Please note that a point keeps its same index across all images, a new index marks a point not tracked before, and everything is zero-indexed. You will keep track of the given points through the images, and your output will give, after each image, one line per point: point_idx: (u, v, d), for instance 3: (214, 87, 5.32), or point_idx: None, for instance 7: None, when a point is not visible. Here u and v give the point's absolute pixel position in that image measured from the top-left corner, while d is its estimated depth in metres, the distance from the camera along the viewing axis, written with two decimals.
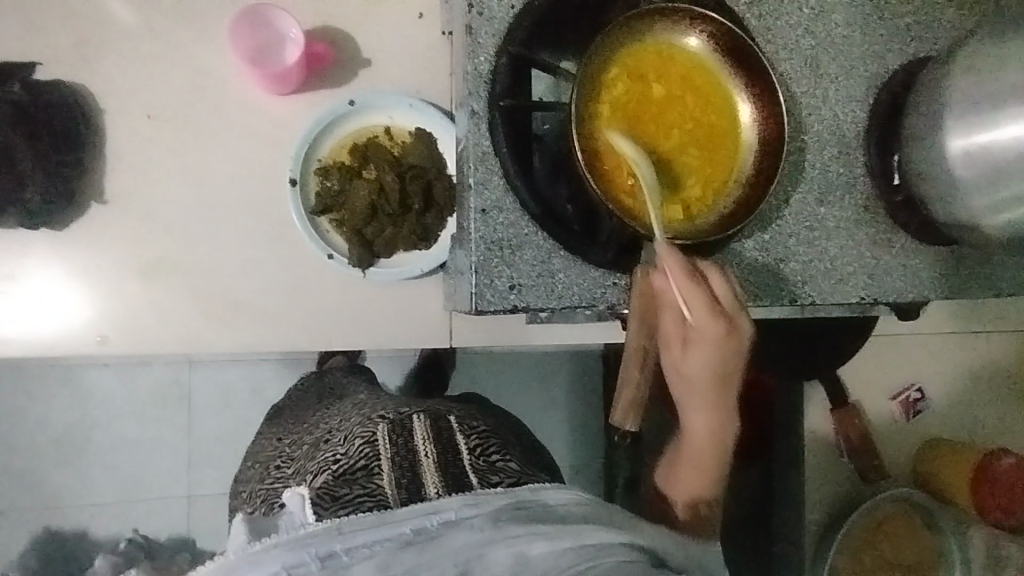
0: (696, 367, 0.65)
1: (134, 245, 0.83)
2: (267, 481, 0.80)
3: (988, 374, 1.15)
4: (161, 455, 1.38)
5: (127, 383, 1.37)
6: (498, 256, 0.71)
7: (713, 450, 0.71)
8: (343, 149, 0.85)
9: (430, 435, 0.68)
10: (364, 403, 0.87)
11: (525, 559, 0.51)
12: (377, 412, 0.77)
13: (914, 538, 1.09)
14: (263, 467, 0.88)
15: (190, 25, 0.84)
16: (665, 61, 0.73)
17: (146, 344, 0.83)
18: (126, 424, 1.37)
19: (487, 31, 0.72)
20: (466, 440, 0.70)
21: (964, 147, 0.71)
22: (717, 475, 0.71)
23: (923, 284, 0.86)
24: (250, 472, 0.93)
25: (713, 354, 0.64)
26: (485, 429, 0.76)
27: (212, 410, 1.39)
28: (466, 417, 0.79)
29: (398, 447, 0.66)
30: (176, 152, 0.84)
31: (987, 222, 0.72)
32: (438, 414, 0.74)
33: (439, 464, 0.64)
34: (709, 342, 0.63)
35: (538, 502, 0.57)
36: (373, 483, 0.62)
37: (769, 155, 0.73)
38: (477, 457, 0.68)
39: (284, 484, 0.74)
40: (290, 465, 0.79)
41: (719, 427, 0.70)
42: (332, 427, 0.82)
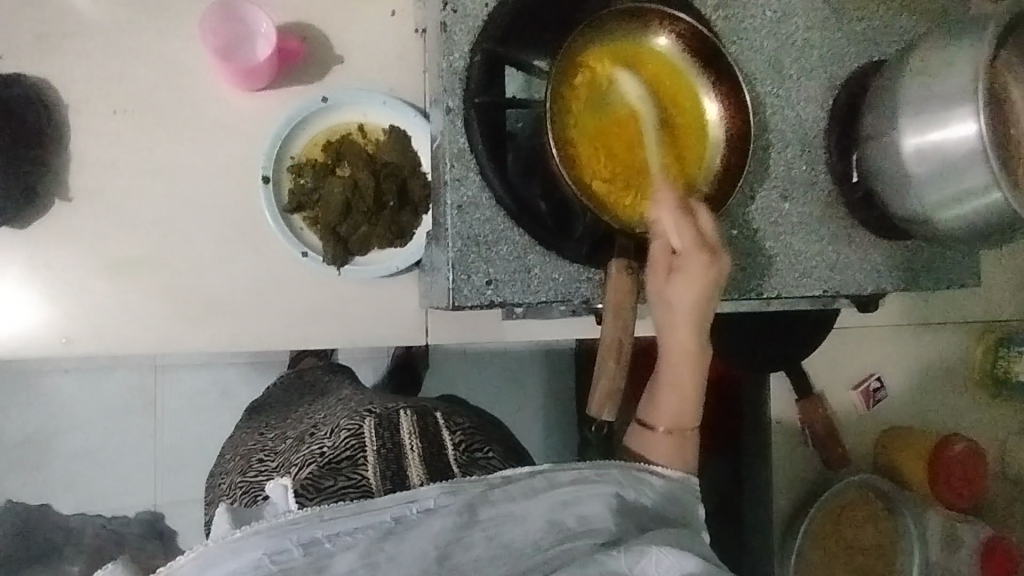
0: (680, 294, 0.68)
1: (100, 243, 0.81)
2: (248, 474, 0.79)
3: (941, 364, 1.21)
4: (128, 462, 1.35)
5: (93, 388, 1.33)
6: (475, 251, 0.72)
7: (688, 391, 0.71)
8: (315, 146, 0.85)
9: (417, 431, 0.69)
10: (349, 399, 0.87)
11: (503, 545, 0.54)
12: (364, 407, 0.77)
13: (875, 523, 1.13)
14: (243, 460, 0.86)
15: (156, 18, 0.83)
16: (634, 59, 0.74)
17: (113, 345, 0.81)
18: (92, 430, 1.33)
19: (461, 29, 0.73)
20: (452, 436, 0.71)
21: (916, 145, 0.74)
22: (691, 419, 0.71)
23: (881, 277, 0.90)
24: (225, 469, 0.91)
25: (696, 281, 0.68)
26: (470, 425, 0.78)
27: (180, 413, 1.36)
28: (452, 414, 0.80)
29: (384, 439, 0.67)
30: (145, 148, 0.82)
31: (940, 216, 0.76)
32: (425, 409, 0.74)
33: (424, 458, 0.66)
34: (693, 267, 0.67)
35: (519, 483, 0.56)
36: (358, 474, 0.63)
37: (737, 153, 0.75)
38: (462, 451, 0.70)
39: (269, 476, 0.73)
40: (272, 459, 0.78)
41: (695, 365, 0.71)
42: (318, 421, 0.82)
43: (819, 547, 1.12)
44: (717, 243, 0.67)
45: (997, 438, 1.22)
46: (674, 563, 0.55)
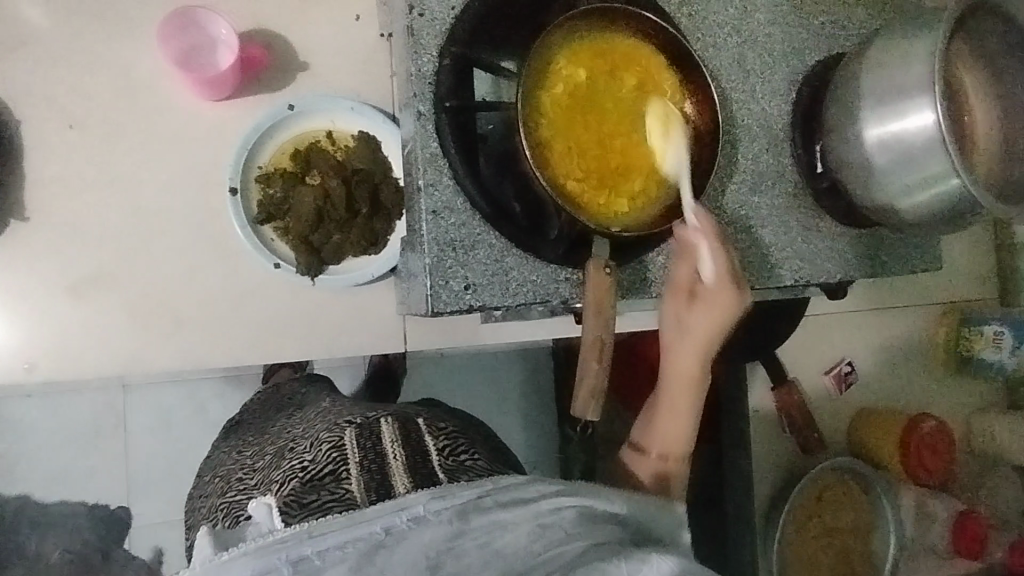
0: (699, 320, 0.75)
1: (61, 264, 0.79)
2: (228, 494, 0.77)
3: (907, 347, 1.25)
4: (100, 485, 1.30)
5: (59, 412, 1.29)
6: (452, 256, 0.72)
7: (687, 411, 0.77)
8: (283, 155, 0.84)
9: (399, 439, 0.68)
10: (329, 409, 0.86)
11: (497, 551, 0.53)
12: (344, 417, 0.76)
13: (853, 504, 1.16)
14: (223, 480, 0.84)
15: (110, 28, 0.80)
16: (601, 55, 0.75)
17: (80, 369, 0.78)
18: (60, 454, 1.28)
19: (429, 33, 0.72)
20: (435, 441, 0.70)
21: (878, 135, 0.76)
22: (685, 440, 0.78)
23: (849, 265, 0.92)
24: (206, 491, 0.89)
25: (716, 311, 0.74)
26: (454, 429, 0.77)
27: (152, 433, 1.32)
28: (434, 419, 0.79)
29: (367, 450, 0.66)
30: (104, 162, 0.80)
31: (902, 204, 0.78)
32: (406, 416, 0.73)
33: (408, 466, 0.65)
34: (717, 300, 0.74)
35: (509, 492, 0.57)
36: (342, 488, 0.62)
37: (706, 148, 0.77)
38: (447, 457, 0.68)
39: (248, 495, 0.72)
40: (252, 477, 0.77)
41: (698, 388, 0.77)
42: (297, 435, 0.80)
43: (799, 530, 1.15)
44: (741, 281, 0.73)
45: (963, 415, 1.26)
46: (670, 566, 0.56)
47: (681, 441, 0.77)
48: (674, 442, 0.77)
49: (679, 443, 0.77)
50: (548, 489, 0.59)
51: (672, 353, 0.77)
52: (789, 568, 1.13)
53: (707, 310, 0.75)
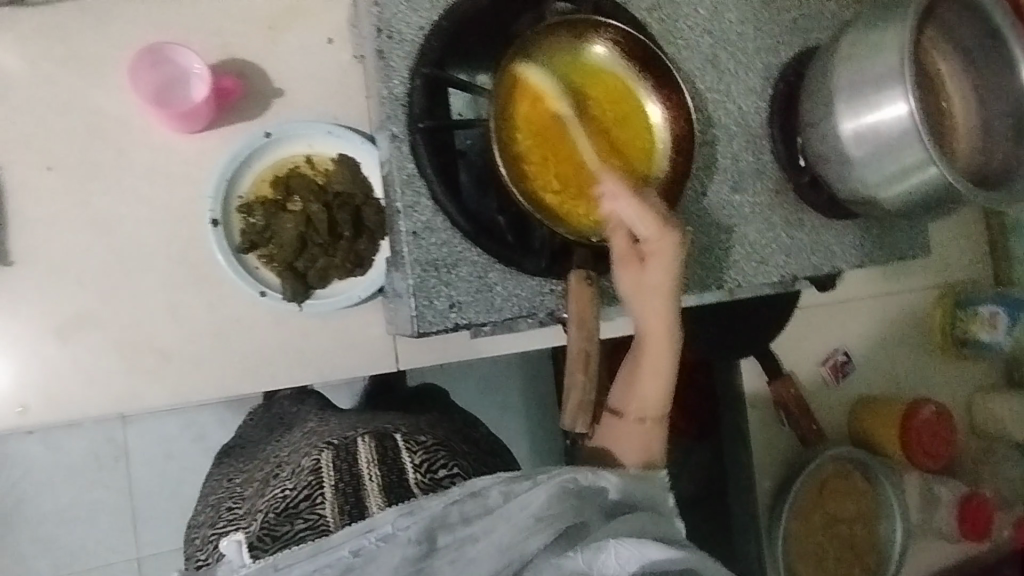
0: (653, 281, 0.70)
1: (46, 305, 0.79)
2: (217, 525, 0.79)
3: (902, 331, 1.24)
4: (106, 517, 1.31)
5: (62, 445, 1.29)
6: (434, 276, 0.72)
7: (663, 370, 0.74)
8: (263, 183, 0.84)
9: (375, 459, 0.70)
10: (313, 430, 0.87)
11: (472, 560, 0.56)
12: (324, 437, 0.79)
13: (856, 494, 1.15)
14: (212, 510, 0.86)
15: (80, 66, 0.80)
16: (567, 72, 0.75)
17: (70, 409, 0.78)
18: (68, 486, 1.30)
19: (398, 54, 0.72)
20: (413, 457, 0.72)
21: (853, 129, 0.77)
22: (664, 396, 0.75)
23: (835, 256, 0.92)
24: (200, 519, 0.90)
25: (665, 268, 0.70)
26: (435, 441, 0.77)
27: (155, 462, 1.32)
28: (415, 431, 0.79)
29: (342, 473, 0.69)
30: (81, 203, 0.80)
31: (882, 196, 0.79)
32: (384, 432, 0.75)
33: (383, 486, 0.68)
34: (661, 255, 0.69)
35: (476, 498, 0.57)
36: (316, 514, 0.65)
37: (683, 153, 0.76)
38: (424, 474, 0.71)
39: (234, 525, 0.74)
40: (240, 506, 0.78)
41: (669, 342, 0.74)
42: (282, 458, 0.82)
43: (804, 523, 1.14)
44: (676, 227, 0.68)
45: (963, 398, 1.26)
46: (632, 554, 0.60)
47: (659, 397, 0.75)
48: (652, 401, 0.75)
49: (657, 400, 0.75)
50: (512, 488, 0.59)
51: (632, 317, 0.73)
52: (795, 560, 1.13)
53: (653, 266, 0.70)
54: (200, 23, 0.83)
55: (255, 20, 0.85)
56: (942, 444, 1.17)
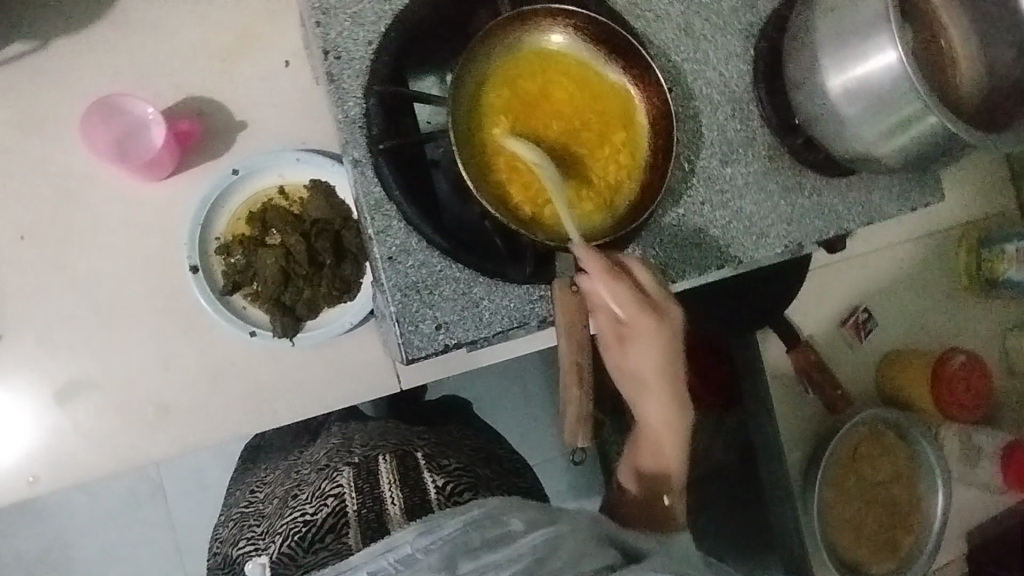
0: (641, 353, 0.71)
1: (42, 375, 0.79)
2: (240, 545, 0.79)
3: (926, 279, 1.18)
4: (148, 559, 1.32)
5: (97, 494, 1.31)
6: (417, 299, 0.69)
7: (672, 439, 0.78)
8: (239, 221, 0.82)
9: (396, 479, 0.70)
10: (335, 446, 0.85)
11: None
12: (344, 457, 0.78)
13: (889, 455, 1.12)
14: (235, 527, 0.86)
15: (40, 129, 0.79)
16: (525, 69, 0.71)
17: (81, 474, 0.79)
18: (108, 532, 1.31)
19: (349, 75, 0.70)
20: (436, 479, 0.71)
21: (842, 84, 0.72)
22: (678, 461, 0.79)
23: (842, 217, 0.87)
24: (222, 536, 0.90)
25: (652, 338, 0.70)
26: (460, 466, 0.77)
27: (188, 499, 1.34)
28: (439, 452, 0.79)
29: (364, 496, 0.68)
30: (61, 268, 0.80)
31: (880, 151, 0.74)
32: (406, 452, 0.76)
33: (406, 509, 0.66)
34: (645, 327, 0.69)
35: (495, 525, 0.59)
36: (340, 543, 0.64)
37: (663, 134, 0.71)
38: (446, 498, 0.69)
39: (255, 546, 0.75)
40: (260, 525, 0.79)
41: (676, 413, 0.76)
42: (301, 476, 0.82)
43: (838, 490, 1.11)
44: (659, 297, 0.67)
45: (997, 340, 1.20)
46: None
47: (669, 456, 0.78)
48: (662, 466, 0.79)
49: (666, 466, 0.79)
50: (533, 517, 0.61)
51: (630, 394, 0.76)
52: (835, 530, 1.10)
53: (643, 344, 0.71)
54: (152, 67, 0.81)
55: (206, 56, 0.83)
56: (974, 396, 1.11)
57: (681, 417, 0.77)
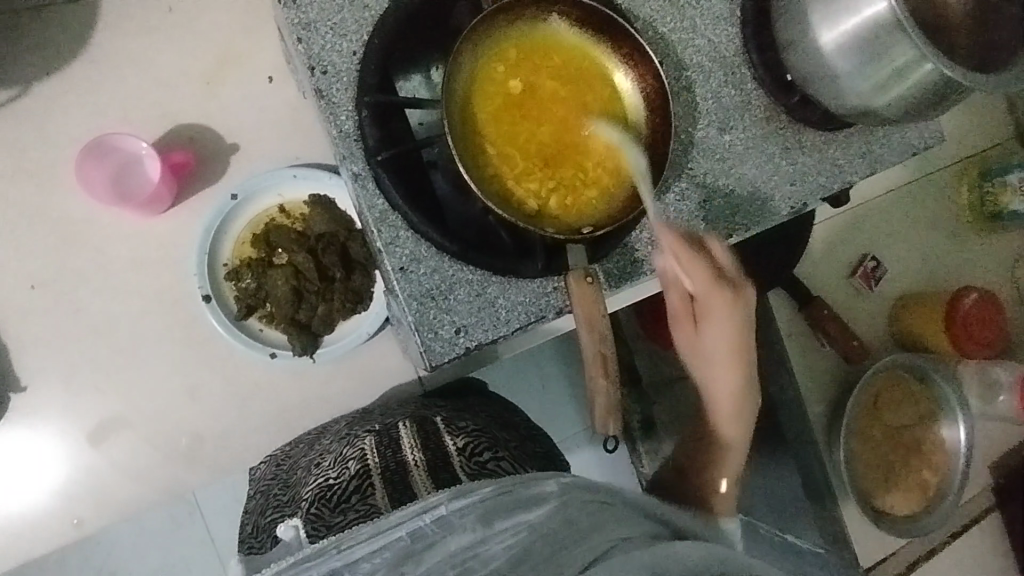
0: (714, 336, 0.71)
1: (70, 419, 0.80)
2: (266, 514, 0.74)
3: (932, 220, 1.18)
4: None
5: None
6: (433, 307, 0.69)
7: (738, 425, 0.75)
8: (244, 245, 0.82)
9: (418, 443, 0.71)
10: (358, 419, 0.81)
11: (528, 545, 0.51)
12: (364, 425, 0.79)
13: (909, 398, 1.13)
14: (256, 495, 0.80)
15: (33, 176, 0.79)
16: (519, 57, 0.70)
17: (123, 510, 0.81)
18: None
19: (338, 88, 0.69)
20: (455, 441, 0.73)
21: (834, 40, 0.71)
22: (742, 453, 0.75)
23: (844, 172, 0.87)
24: (247, 505, 0.83)
25: (725, 320, 0.70)
26: (477, 426, 0.79)
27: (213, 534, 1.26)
28: (457, 415, 0.81)
29: (387, 461, 0.69)
30: (73, 312, 0.80)
31: (877, 104, 0.73)
32: (424, 418, 0.77)
33: (429, 470, 0.67)
34: (717, 306, 0.69)
35: (527, 488, 0.56)
36: (367, 504, 0.64)
37: (660, 111, 0.70)
38: (466, 457, 0.70)
39: (279, 513, 0.71)
40: (281, 493, 0.75)
41: (743, 401, 0.74)
42: (323, 445, 0.78)
43: (862, 437, 1.13)
44: (738, 280, 0.69)
45: (1005, 273, 1.21)
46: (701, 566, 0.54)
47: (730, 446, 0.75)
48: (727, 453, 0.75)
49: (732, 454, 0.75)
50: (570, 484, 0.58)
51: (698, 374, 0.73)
52: (862, 477, 1.11)
53: (716, 325, 0.70)
54: (136, 98, 0.80)
55: (189, 82, 0.82)
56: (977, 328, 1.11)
57: (749, 406, 0.74)
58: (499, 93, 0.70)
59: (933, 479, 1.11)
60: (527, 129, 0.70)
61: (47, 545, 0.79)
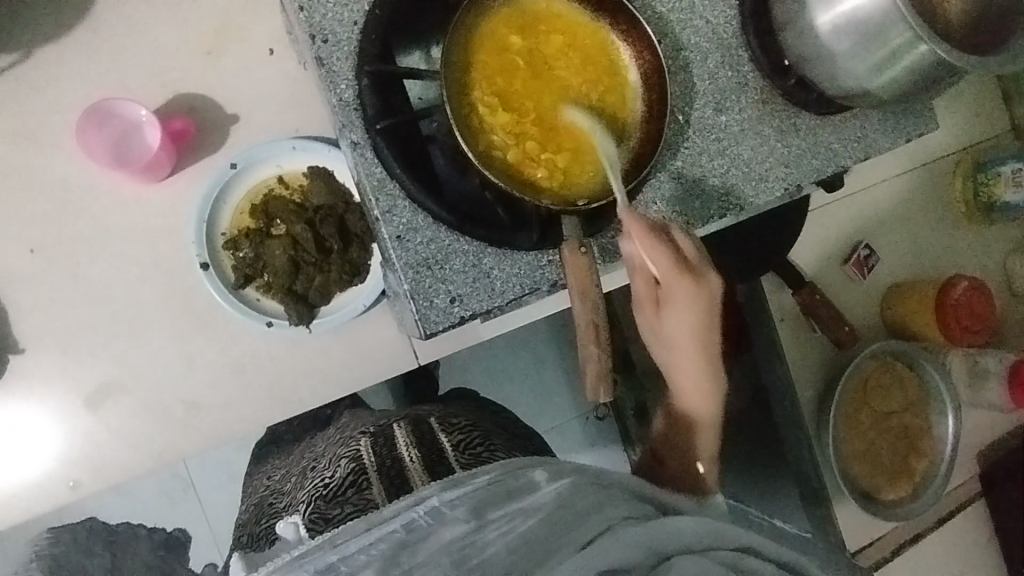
0: (677, 322, 0.71)
1: (68, 382, 0.81)
2: (263, 520, 0.80)
3: (925, 209, 1.19)
4: None
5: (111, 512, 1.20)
6: (429, 275, 0.70)
7: (704, 397, 0.77)
8: (243, 215, 0.83)
9: (413, 440, 0.74)
10: (345, 425, 0.89)
11: (521, 536, 0.54)
12: (357, 428, 0.83)
13: (899, 385, 1.14)
14: (256, 507, 0.88)
15: (32, 141, 0.79)
16: (514, 28, 0.71)
17: (119, 476, 0.82)
18: None
19: (339, 57, 0.70)
20: (449, 438, 0.76)
21: (830, 20, 0.72)
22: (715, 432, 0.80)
23: (838, 155, 0.87)
24: (245, 515, 0.91)
25: (686, 307, 0.70)
26: (469, 423, 0.83)
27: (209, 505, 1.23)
28: (448, 415, 0.85)
29: (382, 457, 0.72)
30: (72, 278, 0.81)
31: (873, 85, 0.74)
32: (419, 418, 0.80)
33: (425, 465, 0.70)
34: (680, 293, 0.69)
35: (515, 480, 0.60)
36: (364, 498, 0.68)
37: (656, 88, 0.71)
38: (462, 451, 0.73)
39: (277, 517, 0.77)
40: (281, 500, 0.81)
41: (708, 380, 0.76)
42: (317, 453, 0.85)
43: (851, 423, 1.14)
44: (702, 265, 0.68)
45: (997, 264, 1.22)
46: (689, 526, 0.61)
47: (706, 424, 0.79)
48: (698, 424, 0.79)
49: (702, 425, 0.79)
50: (554, 471, 0.63)
51: (661, 352, 0.75)
52: (850, 462, 1.13)
53: (678, 310, 0.70)
54: (137, 67, 0.81)
55: (189, 52, 0.82)
56: (977, 319, 1.12)
57: (715, 376, 0.76)
58: (493, 62, 0.70)
59: (919, 465, 1.13)
60: (525, 101, 0.71)
61: (43, 509, 0.80)
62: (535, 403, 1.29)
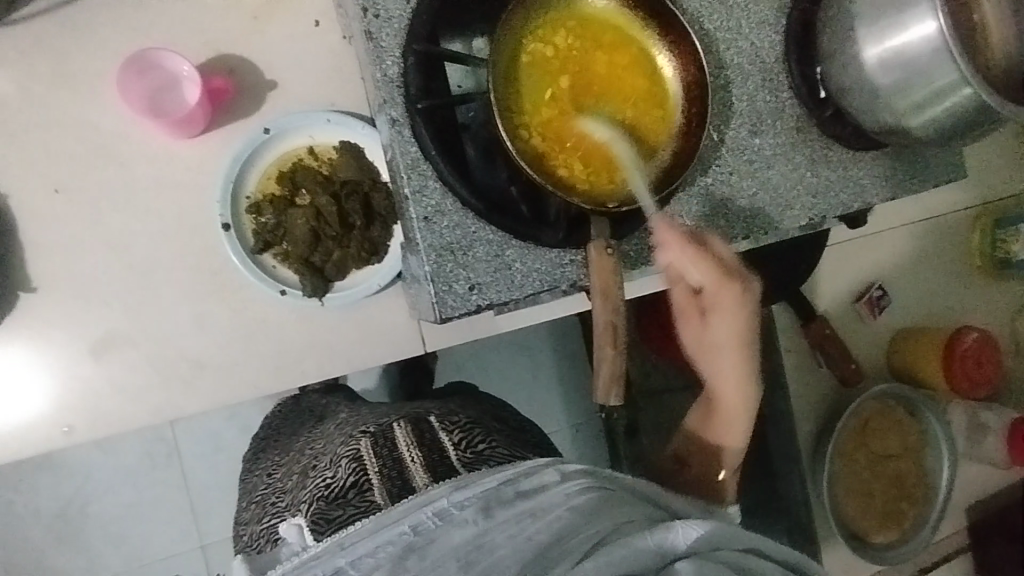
0: (720, 329, 0.73)
1: (77, 327, 0.80)
2: (265, 521, 0.80)
3: (940, 258, 1.19)
4: (144, 531, 1.22)
5: (97, 465, 1.20)
6: (451, 260, 0.70)
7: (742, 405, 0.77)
8: (269, 180, 0.83)
9: (414, 440, 0.72)
10: (345, 421, 0.87)
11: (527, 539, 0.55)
12: (359, 426, 0.80)
13: (898, 430, 1.14)
14: (259, 507, 0.86)
15: (70, 84, 0.79)
16: (567, 28, 0.71)
17: (114, 430, 0.81)
18: (104, 511, 1.20)
19: (388, 33, 0.70)
20: (450, 436, 0.75)
21: (877, 55, 0.72)
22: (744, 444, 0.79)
23: (866, 191, 0.88)
24: (245, 516, 0.91)
25: (729, 314, 0.72)
26: (468, 420, 0.81)
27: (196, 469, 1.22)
28: (447, 412, 0.83)
29: (384, 459, 0.71)
30: (94, 225, 0.80)
31: (912, 124, 0.74)
32: (418, 415, 0.78)
33: (426, 467, 0.70)
34: (724, 301, 0.71)
35: (527, 480, 0.60)
36: (366, 499, 0.68)
37: (696, 101, 0.71)
38: (463, 450, 0.73)
39: (281, 517, 0.76)
40: (282, 500, 0.80)
41: (745, 390, 0.76)
42: (319, 450, 0.83)
43: (848, 461, 1.14)
44: (744, 273, 0.70)
45: (1005, 321, 1.22)
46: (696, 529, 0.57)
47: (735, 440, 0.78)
48: (730, 440, 0.78)
49: (740, 434, 0.78)
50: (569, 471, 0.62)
51: (703, 359, 0.76)
52: (842, 503, 1.12)
53: (720, 317, 0.72)
54: (182, 23, 0.81)
55: (236, 14, 0.82)
56: (984, 371, 1.12)
57: (755, 390, 0.77)
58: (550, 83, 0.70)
59: (910, 511, 1.13)
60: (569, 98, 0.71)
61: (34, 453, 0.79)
62: (532, 407, 1.28)
